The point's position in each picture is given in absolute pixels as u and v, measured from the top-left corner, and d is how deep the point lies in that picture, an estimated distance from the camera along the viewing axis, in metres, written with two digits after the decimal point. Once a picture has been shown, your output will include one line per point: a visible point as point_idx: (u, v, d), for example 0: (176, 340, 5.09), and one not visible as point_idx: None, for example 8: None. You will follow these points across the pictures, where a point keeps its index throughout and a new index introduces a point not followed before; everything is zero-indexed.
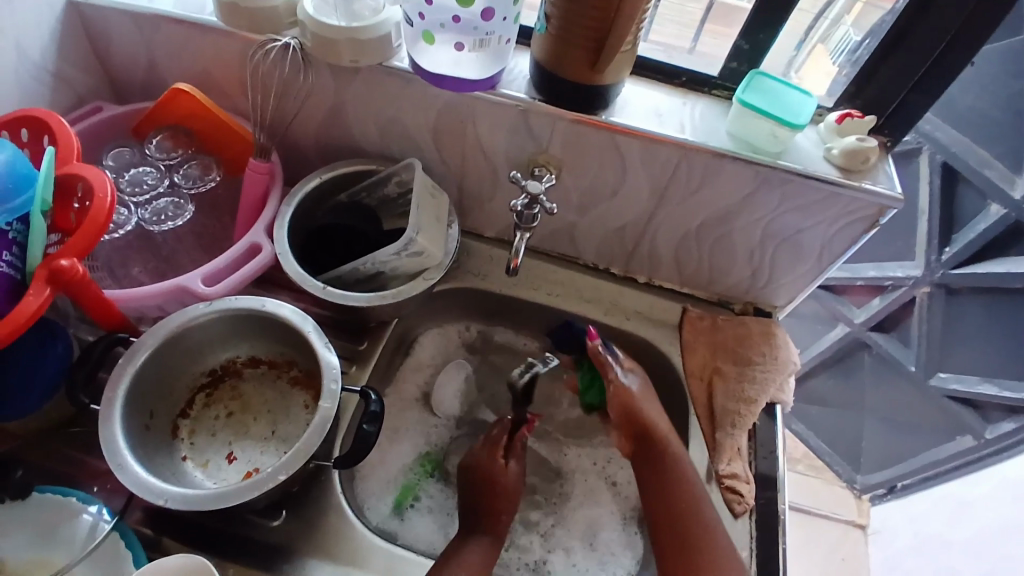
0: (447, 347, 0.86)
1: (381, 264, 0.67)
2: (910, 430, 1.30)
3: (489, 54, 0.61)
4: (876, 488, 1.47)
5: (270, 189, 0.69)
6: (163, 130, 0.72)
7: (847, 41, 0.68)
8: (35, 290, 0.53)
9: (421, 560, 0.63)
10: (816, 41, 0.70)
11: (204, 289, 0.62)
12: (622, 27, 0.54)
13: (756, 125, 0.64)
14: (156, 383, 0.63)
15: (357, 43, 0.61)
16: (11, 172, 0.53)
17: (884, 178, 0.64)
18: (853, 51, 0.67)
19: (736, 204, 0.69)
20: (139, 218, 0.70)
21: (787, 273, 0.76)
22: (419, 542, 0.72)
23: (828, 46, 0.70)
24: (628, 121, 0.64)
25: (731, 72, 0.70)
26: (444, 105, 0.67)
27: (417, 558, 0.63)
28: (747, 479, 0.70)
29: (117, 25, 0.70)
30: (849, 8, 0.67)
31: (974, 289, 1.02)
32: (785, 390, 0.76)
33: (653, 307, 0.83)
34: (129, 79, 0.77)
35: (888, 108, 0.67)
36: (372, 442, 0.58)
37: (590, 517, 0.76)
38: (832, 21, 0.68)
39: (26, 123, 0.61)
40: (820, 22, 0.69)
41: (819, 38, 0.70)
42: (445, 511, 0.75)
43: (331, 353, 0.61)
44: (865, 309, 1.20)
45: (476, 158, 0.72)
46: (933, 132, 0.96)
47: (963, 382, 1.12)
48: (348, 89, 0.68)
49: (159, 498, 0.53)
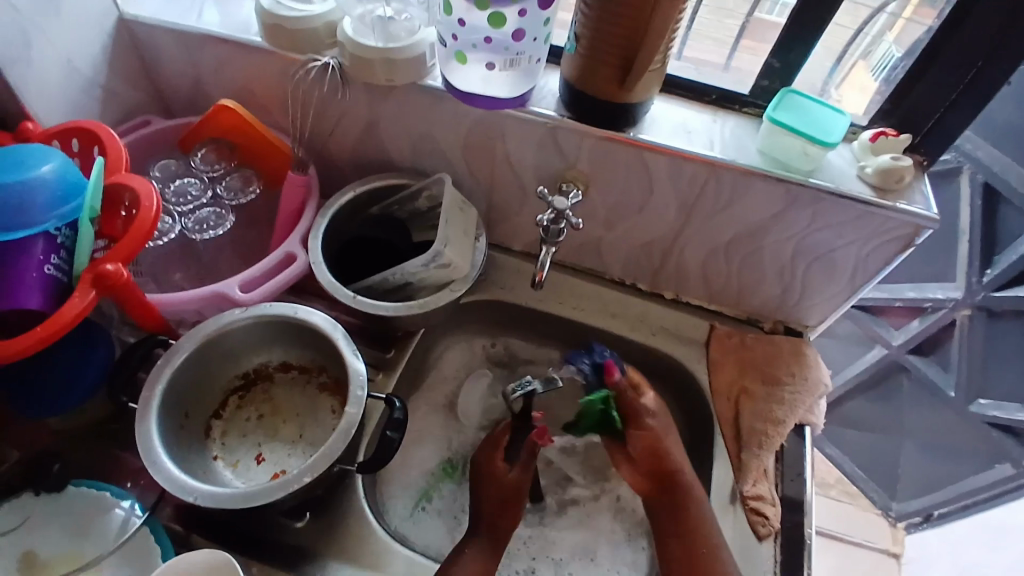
0: (473, 357, 0.86)
1: (409, 275, 0.69)
2: (950, 457, 1.25)
3: (519, 73, 0.63)
4: (912, 517, 1.43)
5: (306, 201, 0.72)
6: (207, 143, 0.75)
7: (889, 58, 0.67)
8: (80, 293, 0.55)
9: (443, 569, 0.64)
10: (857, 57, 0.70)
11: (239, 295, 0.65)
12: (650, 47, 0.55)
13: (787, 143, 0.64)
14: (191, 384, 0.65)
15: (390, 63, 0.63)
16: (59, 181, 0.57)
17: (920, 198, 0.63)
18: (895, 68, 0.66)
19: (764, 222, 0.69)
20: (182, 227, 0.73)
21: (819, 292, 0.75)
22: (433, 547, 0.73)
23: (868, 63, 0.69)
24: (656, 137, 0.65)
25: (762, 91, 0.70)
26: (475, 122, 0.68)
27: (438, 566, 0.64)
28: (772, 502, 0.69)
29: (168, 44, 0.74)
30: (891, 25, 0.66)
31: (1016, 313, 0.99)
32: (814, 412, 0.74)
33: (680, 324, 0.83)
34: (175, 94, 0.80)
35: (923, 128, 0.65)
36: (396, 449, 0.59)
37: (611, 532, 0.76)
38: (873, 37, 0.68)
39: (77, 134, 0.64)
40: (861, 38, 0.68)
41: (860, 54, 0.69)
42: (452, 514, 0.76)
43: (358, 360, 0.63)
44: (903, 331, 1.16)
45: (505, 173, 0.73)
46: (974, 151, 0.94)
47: (1003, 409, 1.09)
48: (382, 106, 0.71)
49: (190, 496, 0.55)
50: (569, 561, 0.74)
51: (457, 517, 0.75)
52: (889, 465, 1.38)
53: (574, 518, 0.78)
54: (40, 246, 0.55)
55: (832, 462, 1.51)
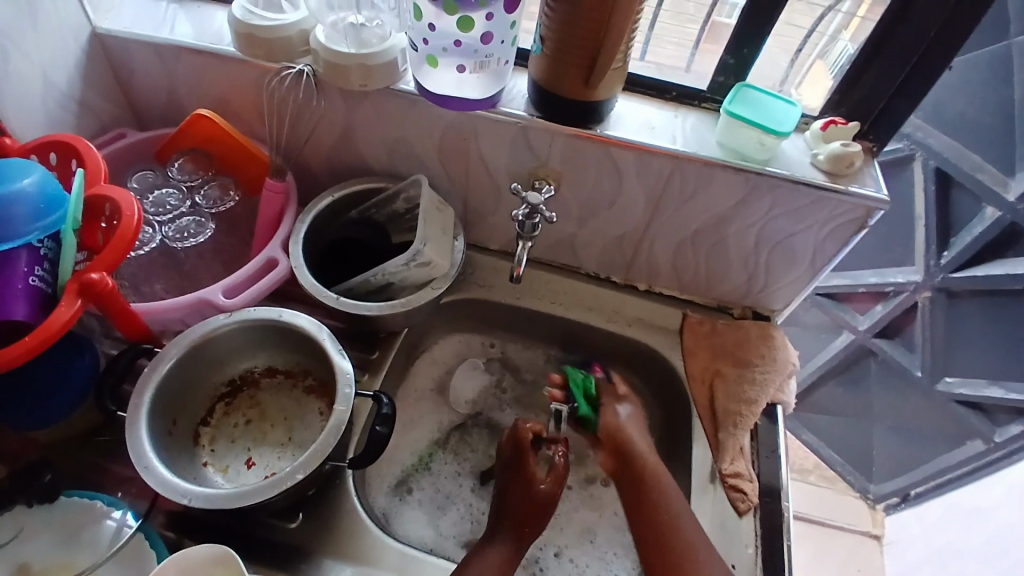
0: (471, 349, 0.89)
1: (390, 275, 0.71)
2: (921, 436, 1.30)
3: (489, 74, 0.65)
4: (889, 497, 1.47)
5: (284, 208, 0.73)
6: (184, 153, 0.76)
7: (844, 56, 0.70)
8: (67, 302, 0.56)
9: (424, 559, 0.65)
10: (815, 57, 0.74)
11: (223, 300, 0.66)
12: (612, 45, 0.58)
13: (743, 134, 0.67)
14: (179, 392, 0.66)
15: (366, 68, 0.65)
16: (41, 193, 0.57)
17: (871, 182, 0.67)
18: (849, 64, 0.69)
19: (728, 210, 0.72)
20: (163, 236, 0.74)
21: (782, 276, 0.79)
22: (414, 537, 0.74)
23: (826, 62, 0.73)
24: (622, 134, 0.68)
25: (719, 86, 0.74)
26: (448, 124, 0.71)
27: (422, 557, 0.65)
28: (750, 478, 0.72)
29: (142, 58, 0.75)
30: (846, 23, 0.69)
31: (974, 291, 1.04)
32: (784, 390, 0.78)
33: (655, 314, 0.86)
34: (150, 107, 0.82)
35: (872, 113, 0.70)
36: (385, 443, 0.61)
37: (590, 539, 0.77)
38: (830, 37, 0.71)
39: (54, 147, 0.65)
40: (817, 37, 0.72)
41: (817, 54, 0.73)
42: (437, 504, 0.78)
43: (344, 359, 0.64)
44: (869, 316, 1.21)
45: (480, 173, 0.76)
46: (925, 139, 1.00)
47: (969, 386, 1.13)
48: (357, 113, 0.73)
49: (183, 498, 0.56)
50: (570, 548, 0.76)
51: (441, 507, 0.78)
52: (864, 447, 1.43)
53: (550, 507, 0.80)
54: (24, 259, 0.56)
55: (810, 449, 1.55)
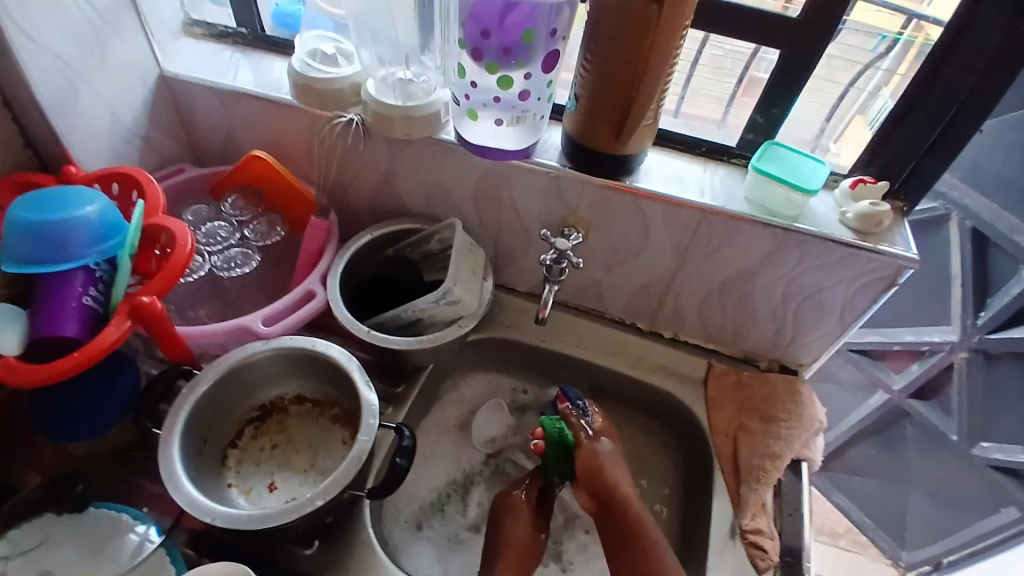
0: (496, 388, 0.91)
1: (420, 311, 0.74)
2: (958, 504, 1.24)
3: (525, 128, 0.69)
4: (923, 567, 1.40)
5: (325, 244, 0.77)
6: (237, 191, 0.82)
7: (882, 112, 0.70)
8: (117, 322, 0.61)
9: None
10: (854, 112, 0.74)
11: (262, 328, 0.70)
12: (642, 103, 0.61)
13: (771, 191, 0.69)
14: (212, 413, 0.69)
15: (409, 119, 0.70)
16: (101, 221, 0.63)
17: (900, 241, 0.68)
18: (884, 120, 0.70)
19: (754, 264, 0.73)
20: (211, 265, 0.78)
21: (810, 330, 0.79)
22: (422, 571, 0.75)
23: (866, 117, 0.73)
24: (651, 186, 0.70)
25: (748, 144, 0.76)
26: (484, 172, 0.74)
27: None
28: (771, 536, 0.71)
29: (205, 100, 0.81)
30: (887, 80, 0.70)
31: (1012, 355, 1.02)
32: (810, 447, 0.77)
33: (679, 362, 0.86)
34: (207, 144, 0.87)
35: (901, 175, 0.71)
36: (405, 476, 0.62)
37: None
38: (869, 93, 0.72)
39: (118, 179, 0.71)
40: (856, 92, 0.73)
41: (857, 108, 0.74)
42: (446, 543, 0.78)
43: (370, 391, 0.66)
44: (904, 376, 1.19)
45: (511, 218, 0.79)
46: (962, 200, 1.00)
47: (1006, 452, 1.09)
48: (398, 158, 0.77)
49: (207, 516, 0.58)
50: None
51: (451, 548, 0.78)
52: (898, 512, 1.37)
53: (563, 557, 0.79)
54: (79, 279, 0.61)
55: (841, 511, 1.49)
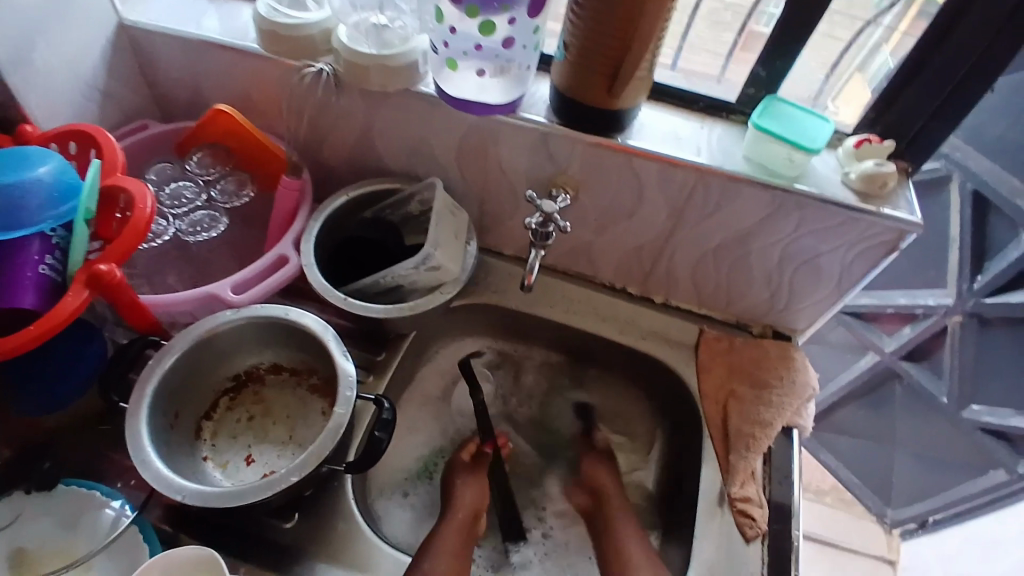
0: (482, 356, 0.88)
1: (400, 278, 0.70)
2: (943, 464, 1.25)
3: (510, 79, 0.65)
4: (906, 523, 1.42)
5: (299, 205, 0.73)
6: (203, 147, 0.76)
7: (883, 68, 0.66)
8: (74, 291, 0.56)
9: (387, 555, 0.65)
10: (854, 69, 0.70)
11: (232, 297, 0.66)
12: (636, 54, 0.57)
13: (773, 150, 0.65)
14: (183, 385, 0.66)
15: (386, 69, 0.65)
16: (57, 182, 0.58)
17: (905, 204, 0.64)
18: (886, 80, 0.65)
19: (750, 227, 0.70)
20: (176, 229, 0.74)
21: (805, 296, 0.76)
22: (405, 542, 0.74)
23: (866, 74, 0.70)
24: (644, 144, 0.66)
25: (749, 99, 0.71)
26: (468, 128, 0.69)
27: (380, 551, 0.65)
28: (760, 503, 0.69)
29: (168, 50, 0.75)
30: (888, 37, 0.66)
31: (1005, 319, 1.00)
32: (802, 414, 0.75)
33: (670, 328, 0.83)
34: (172, 97, 0.81)
35: (908, 136, 0.66)
36: (384, 450, 0.60)
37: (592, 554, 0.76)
38: (870, 50, 0.69)
39: (74, 137, 0.65)
40: (857, 49, 0.69)
41: (856, 66, 0.70)
42: (428, 513, 0.77)
43: (348, 361, 0.63)
44: (896, 338, 1.17)
45: (497, 178, 0.74)
46: (963, 159, 0.95)
47: (996, 415, 1.09)
48: (376, 114, 0.72)
49: (178, 494, 0.56)
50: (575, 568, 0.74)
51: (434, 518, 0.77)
52: (883, 472, 1.38)
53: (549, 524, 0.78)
54: (35, 246, 0.57)
55: (828, 469, 1.50)
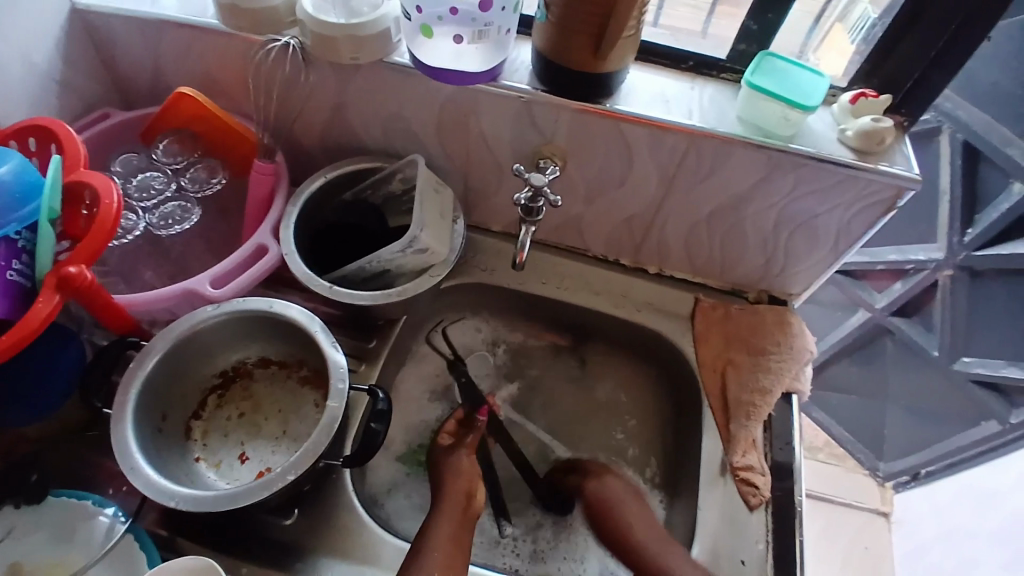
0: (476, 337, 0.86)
1: (386, 262, 0.67)
2: (936, 416, 1.26)
3: (489, 45, 0.60)
4: (899, 476, 1.44)
5: (275, 190, 0.69)
6: (170, 134, 0.72)
7: (865, 19, 0.65)
8: (45, 297, 0.53)
9: (392, 543, 0.64)
10: (834, 18, 0.68)
11: (211, 291, 0.63)
12: (624, 11, 0.53)
13: (765, 108, 0.62)
14: (168, 386, 0.63)
15: (355, 40, 0.61)
16: (17, 181, 0.54)
17: (901, 160, 0.62)
18: (883, 26, 0.62)
19: (745, 191, 0.68)
20: (146, 223, 0.70)
21: (802, 259, 0.74)
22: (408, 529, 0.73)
23: (846, 24, 0.67)
24: (634, 109, 0.63)
25: (740, 55, 0.68)
26: (447, 100, 0.66)
27: (387, 540, 0.64)
28: (762, 471, 0.69)
29: (122, 32, 0.70)
30: None
31: (997, 271, 0.99)
32: (801, 378, 0.74)
33: (666, 299, 0.82)
34: (133, 83, 0.77)
35: (905, 86, 0.64)
36: (380, 442, 0.58)
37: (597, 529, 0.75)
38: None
39: (34, 133, 0.61)
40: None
41: (836, 15, 0.67)
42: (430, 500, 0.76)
43: (337, 352, 0.61)
44: (886, 294, 1.16)
45: (480, 151, 0.71)
46: (953, 111, 0.93)
47: (988, 367, 1.09)
48: (349, 89, 0.68)
49: (170, 500, 0.53)
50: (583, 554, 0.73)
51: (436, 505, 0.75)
52: (877, 426, 1.39)
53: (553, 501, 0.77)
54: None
55: (820, 426, 1.51)
